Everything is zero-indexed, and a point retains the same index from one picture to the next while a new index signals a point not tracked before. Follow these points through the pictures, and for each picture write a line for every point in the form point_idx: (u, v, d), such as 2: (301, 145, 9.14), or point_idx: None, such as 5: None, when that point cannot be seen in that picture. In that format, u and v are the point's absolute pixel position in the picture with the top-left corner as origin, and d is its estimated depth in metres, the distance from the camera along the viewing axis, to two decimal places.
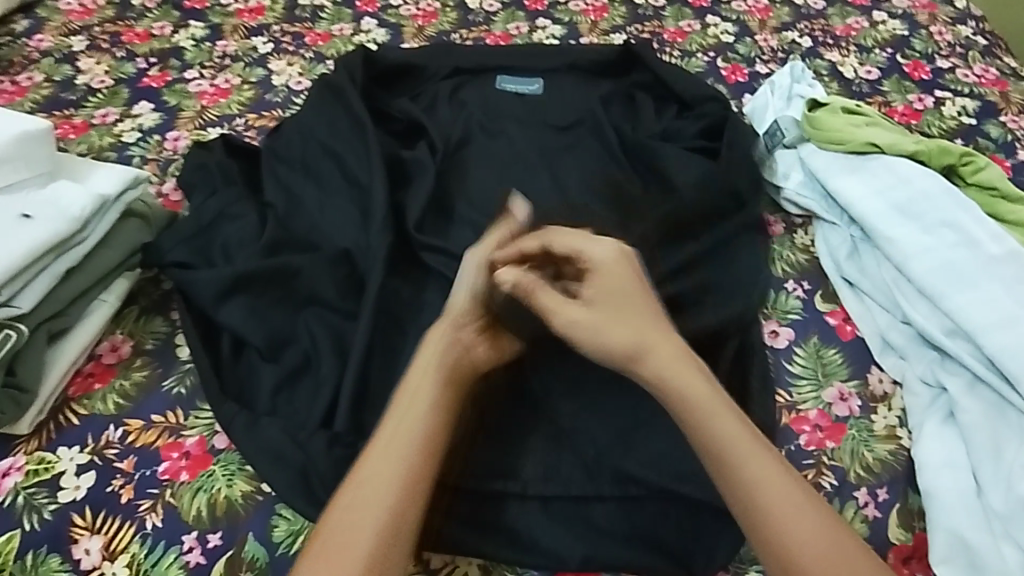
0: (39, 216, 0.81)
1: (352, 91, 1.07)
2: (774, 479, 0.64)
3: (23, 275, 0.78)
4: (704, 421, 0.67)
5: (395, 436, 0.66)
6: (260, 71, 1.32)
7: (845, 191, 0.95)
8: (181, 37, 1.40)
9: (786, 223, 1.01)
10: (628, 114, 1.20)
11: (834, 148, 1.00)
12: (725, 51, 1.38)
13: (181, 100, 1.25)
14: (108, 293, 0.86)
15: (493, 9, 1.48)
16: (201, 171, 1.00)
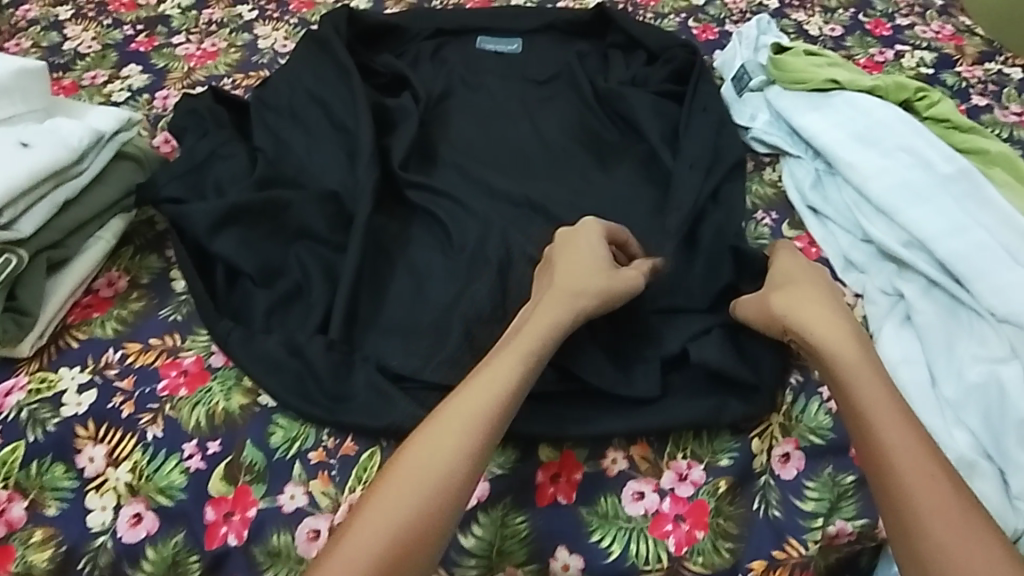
0: (37, 144, 0.85)
1: (337, 42, 1.12)
2: (914, 452, 0.65)
3: (23, 200, 0.82)
4: (848, 387, 0.70)
5: (476, 395, 0.67)
6: (246, 36, 1.36)
7: (810, 126, 1.01)
8: (167, 5, 1.43)
9: (755, 161, 1.05)
10: (604, 68, 1.24)
11: (798, 87, 1.06)
12: (697, 12, 1.43)
13: (168, 62, 1.29)
14: (104, 230, 0.90)
15: None
16: (191, 117, 1.04)
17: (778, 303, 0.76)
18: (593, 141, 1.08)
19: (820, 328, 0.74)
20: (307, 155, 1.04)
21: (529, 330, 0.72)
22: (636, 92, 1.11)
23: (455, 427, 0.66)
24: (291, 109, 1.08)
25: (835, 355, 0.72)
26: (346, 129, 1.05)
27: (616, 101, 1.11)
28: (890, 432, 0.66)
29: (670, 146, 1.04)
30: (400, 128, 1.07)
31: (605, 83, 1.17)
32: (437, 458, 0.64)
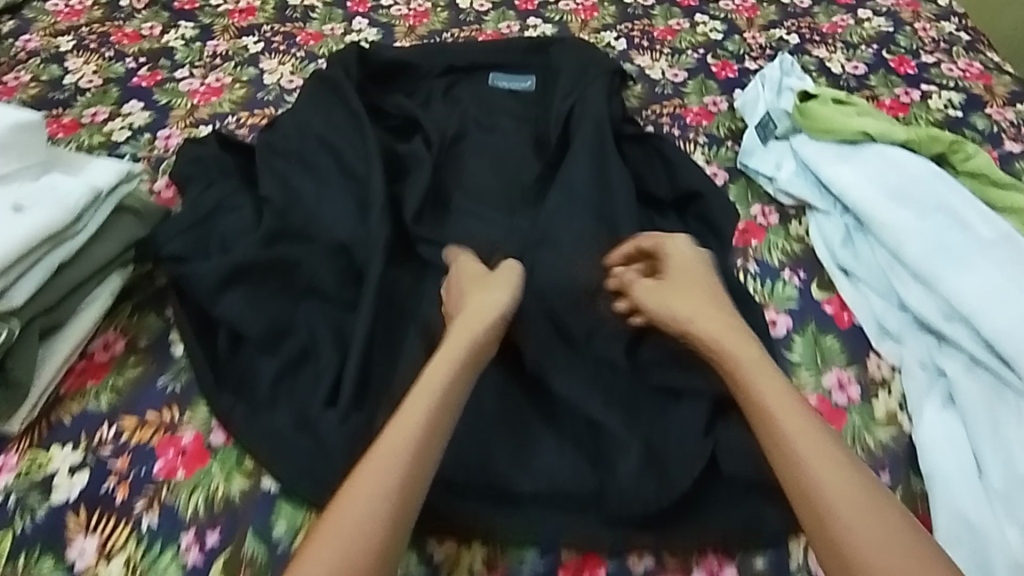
0: (31, 207, 0.80)
1: (347, 84, 1.08)
2: (836, 469, 0.64)
3: (16, 269, 0.77)
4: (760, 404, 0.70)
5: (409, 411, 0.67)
6: (252, 70, 1.32)
7: (838, 179, 0.96)
8: (170, 37, 1.40)
9: (780, 213, 1.01)
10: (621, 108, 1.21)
11: (826, 137, 1.02)
12: (714, 48, 1.40)
13: (172, 98, 1.25)
14: (101, 288, 0.86)
15: (484, 10, 1.51)
16: (196, 165, 1.00)
17: (683, 309, 0.79)
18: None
19: (731, 341, 0.75)
20: (315, 202, 0.99)
21: (449, 356, 0.73)
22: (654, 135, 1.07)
23: (380, 457, 0.64)
24: (297, 152, 1.04)
25: (752, 380, 0.71)
26: (354, 176, 1.01)
27: (637, 141, 1.06)
28: (819, 459, 0.65)
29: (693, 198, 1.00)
30: (412, 175, 1.03)
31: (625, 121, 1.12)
32: (373, 484, 0.62)
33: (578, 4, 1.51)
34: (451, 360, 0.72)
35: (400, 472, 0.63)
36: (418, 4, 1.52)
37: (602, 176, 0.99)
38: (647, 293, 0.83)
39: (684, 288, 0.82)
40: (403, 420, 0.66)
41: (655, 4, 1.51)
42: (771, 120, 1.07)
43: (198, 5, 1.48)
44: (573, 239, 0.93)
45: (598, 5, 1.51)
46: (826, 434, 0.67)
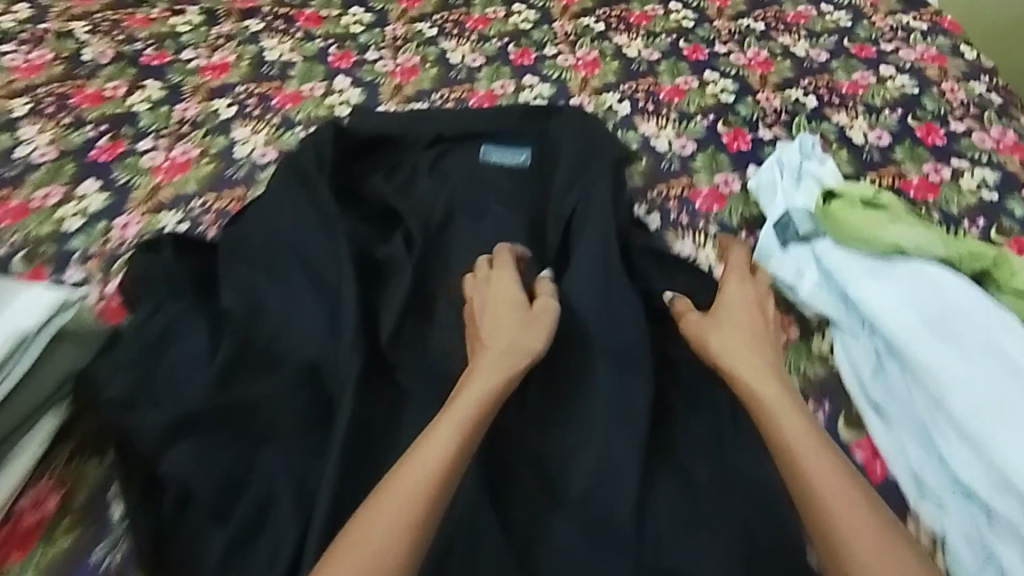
0: None
1: (319, 177, 0.98)
2: (845, 495, 0.67)
3: None
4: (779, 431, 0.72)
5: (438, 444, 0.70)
6: (222, 139, 1.22)
7: (870, 299, 0.86)
8: (136, 99, 1.29)
9: (802, 325, 0.91)
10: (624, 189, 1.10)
11: (855, 246, 0.91)
12: (725, 112, 1.31)
13: (134, 176, 1.15)
14: (29, 439, 0.75)
15: (477, 65, 1.40)
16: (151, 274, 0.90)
17: (717, 338, 0.81)
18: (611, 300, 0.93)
19: (757, 373, 0.77)
20: (282, 314, 0.89)
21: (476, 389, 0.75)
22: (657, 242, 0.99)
23: (397, 483, 0.67)
24: (265, 255, 0.94)
25: (772, 411, 0.74)
26: (324, 287, 0.91)
27: (640, 250, 0.98)
28: (827, 484, 0.68)
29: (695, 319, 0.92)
30: (388, 282, 0.93)
31: (626, 215, 1.02)
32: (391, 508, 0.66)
33: (578, 59, 1.42)
34: (476, 393, 0.75)
35: (417, 503, 0.66)
36: (407, 58, 1.42)
37: (603, 289, 0.89)
38: (694, 321, 0.84)
39: (730, 317, 0.84)
40: (426, 449, 0.70)
41: (661, 58, 1.44)
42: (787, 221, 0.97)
43: (168, 60, 1.38)
44: (571, 371, 0.84)
45: (600, 60, 1.42)
46: (833, 461, 0.70)
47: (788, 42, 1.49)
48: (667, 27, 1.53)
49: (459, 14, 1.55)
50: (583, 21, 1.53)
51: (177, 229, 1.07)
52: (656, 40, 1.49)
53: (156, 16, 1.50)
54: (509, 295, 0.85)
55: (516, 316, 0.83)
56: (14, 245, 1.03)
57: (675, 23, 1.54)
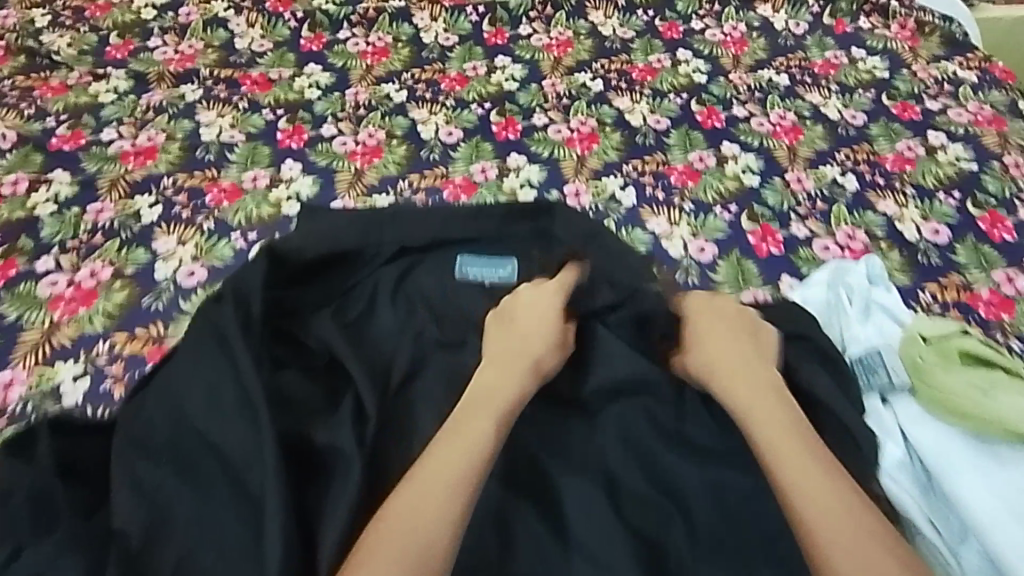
0: None
1: (242, 341, 0.77)
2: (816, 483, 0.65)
3: None
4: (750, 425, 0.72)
5: (464, 441, 0.69)
6: (142, 253, 1.01)
7: (974, 505, 0.69)
8: (40, 196, 1.07)
9: None
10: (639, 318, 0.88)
11: (956, 421, 0.75)
12: (749, 200, 1.09)
13: (27, 310, 0.93)
14: None
15: (453, 141, 1.19)
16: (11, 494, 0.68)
17: (706, 352, 0.80)
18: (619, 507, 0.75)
19: (736, 377, 0.77)
20: (194, 543, 0.68)
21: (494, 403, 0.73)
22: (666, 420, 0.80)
23: (422, 494, 0.64)
24: (174, 454, 0.73)
25: (747, 408, 0.73)
26: (247, 498, 0.70)
27: (652, 425, 0.79)
28: (791, 468, 0.66)
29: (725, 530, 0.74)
30: (332, 487, 0.73)
31: (637, 372, 0.81)
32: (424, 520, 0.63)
33: (572, 131, 1.20)
34: (490, 413, 0.72)
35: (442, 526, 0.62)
36: (369, 133, 1.20)
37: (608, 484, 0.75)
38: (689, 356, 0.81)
39: (732, 326, 0.82)
40: (443, 459, 0.67)
41: (670, 126, 1.22)
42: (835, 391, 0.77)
43: (84, 142, 1.17)
44: None
45: (599, 131, 1.20)
46: (805, 445, 0.68)
47: (818, 100, 1.27)
48: (675, 83, 1.31)
49: (433, 71, 1.33)
50: (578, 78, 1.31)
51: (74, 390, 0.86)
52: (663, 101, 1.27)
53: (74, 81, 1.28)
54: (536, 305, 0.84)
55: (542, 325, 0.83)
56: None
57: (684, 78, 1.32)
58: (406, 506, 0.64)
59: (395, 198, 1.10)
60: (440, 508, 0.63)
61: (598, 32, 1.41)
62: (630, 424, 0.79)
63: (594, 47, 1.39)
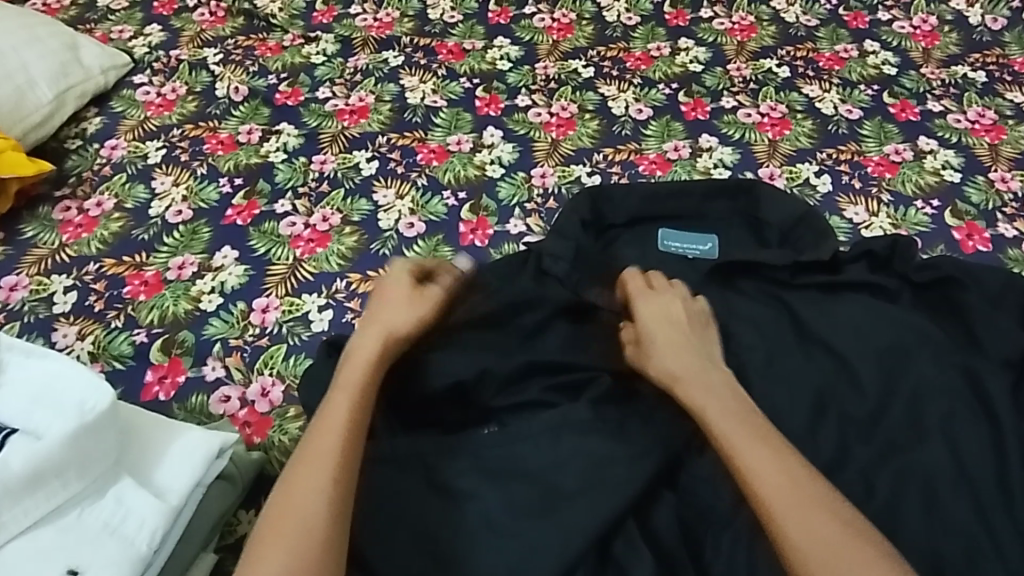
0: (95, 563, 0.58)
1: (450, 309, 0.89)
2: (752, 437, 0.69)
3: None
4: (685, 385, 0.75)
5: (332, 417, 0.72)
6: (364, 203, 1.10)
7: None
8: (271, 146, 1.18)
9: None
10: (855, 299, 0.89)
11: None
12: (952, 196, 1.08)
13: (271, 246, 1.04)
14: None
15: (644, 118, 1.22)
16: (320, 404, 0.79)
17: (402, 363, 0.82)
18: (845, 481, 0.78)
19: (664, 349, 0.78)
20: (470, 480, 0.76)
21: (344, 385, 0.75)
22: (894, 401, 0.82)
23: (295, 496, 0.66)
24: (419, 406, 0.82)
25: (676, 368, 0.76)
26: None
27: (875, 404, 0.82)
28: (763, 474, 0.67)
29: (974, 520, 0.74)
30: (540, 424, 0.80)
31: (857, 354, 0.85)
32: (295, 512, 0.65)
33: (763, 115, 1.22)
34: (348, 387, 0.74)
35: (321, 495, 0.66)
36: (562, 106, 1.24)
37: (838, 451, 0.79)
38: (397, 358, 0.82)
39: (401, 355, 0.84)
40: (316, 438, 0.70)
41: (863, 117, 1.21)
42: None
43: (302, 98, 1.26)
44: None
45: (791, 117, 1.21)
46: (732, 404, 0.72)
47: (1020, 100, 1.23)
48: (865, 74, 1.28)
49: (618, 49, 1.34)
50: (763, 63, 1.31)
51: (323, 320, 0.95)
52: (853, 91, 1.25)
53: (288, 43, 1.35)
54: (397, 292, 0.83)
55: (390, 310, 0.81)
56: (150, 326, 0.95)
57: (874, 69, 1.29)
58: (292, 485, 0.67)
59: (592, 169, 1.15)
60: (317, 475, 0.67)
61: (781, 19, 1.38)
62: (850, 408, 0.82)
63: (778, 33, 1.36)
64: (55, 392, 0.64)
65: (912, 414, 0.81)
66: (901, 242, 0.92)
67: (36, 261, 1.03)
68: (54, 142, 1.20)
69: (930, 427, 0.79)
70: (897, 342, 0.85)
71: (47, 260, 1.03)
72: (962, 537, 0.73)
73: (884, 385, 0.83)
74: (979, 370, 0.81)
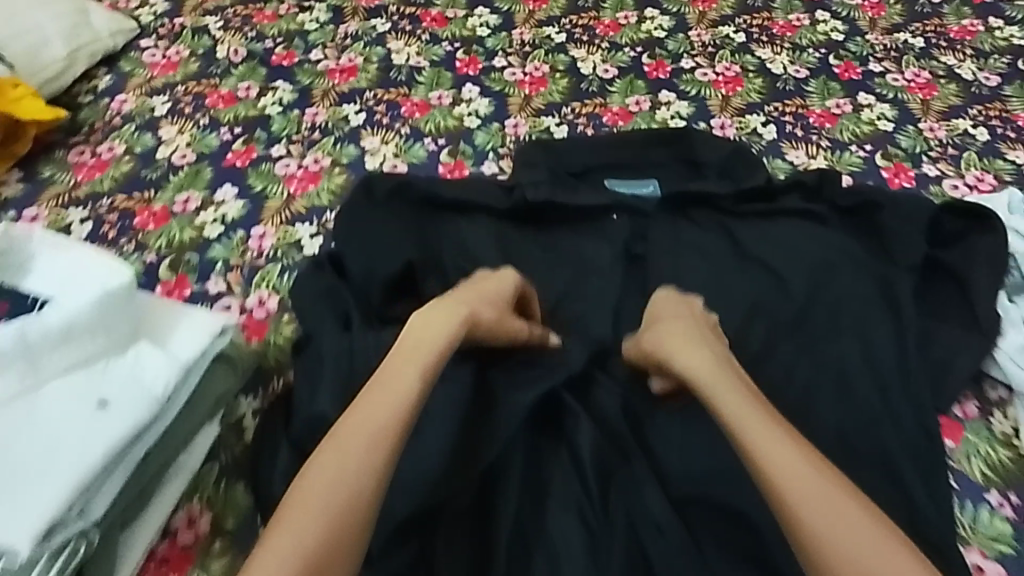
0: (118, 402, 0.68)
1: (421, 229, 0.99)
2: (775, 443, 0.70)
3: (105, 472, 0.67)
4: (712, 393, 0.76)
5: (383, 398, 0.73)
6: (352, 149, 1.21)
7: None
8: (267, 101, 1.29)
9: (980, 402, 0.86)
10: (787, 222, 1.00)
11: None
12: (884, 143, 1.20)
13: (267, 184, 1.14)
14: (188, 457, 0.78)
15: (609, 76, 1.34)
16: (310, 307, 0.91)
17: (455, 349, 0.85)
18: (771, 370, 0.88)
19: (684, 353, 0.80)
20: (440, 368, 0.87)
21: (404, 376, 0.75)
22: (817, 305, 0.92)
23: (324, 476, 0.68)
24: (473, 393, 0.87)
25: (704, 375, 0.77)
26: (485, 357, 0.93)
27: (800, 308, 0.92)
28: (778, 463, 0.68)
29: (878, 399, 0.84)
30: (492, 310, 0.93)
31: (785, 267, 0.96)
32: (327, 491, 0.67)
33: (718, 74, 1.33)
34: (410, 371, 0.75)
35: (356, 479, 0.68)
36: (535, 66, 1.35)
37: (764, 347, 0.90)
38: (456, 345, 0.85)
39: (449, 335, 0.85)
40: (366, 417, 0.72)
41: (810, 76, 1.33)
42: (975, 288, 0.89)
43: (296, 60, 1.37)
44: None
45: (743, 76, 1.33)
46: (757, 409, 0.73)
47: (952, 62, 1.35)
48: (814, 40, 1.40)
49: (589, 18, 1.45)
50: (721, 30, 1.42)
51: (312, 245, 1.06)
52: (802, 54, 1.37)
53: (284, 12, 1.46)
54: (494, 282, 0.88)
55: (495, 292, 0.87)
56: (157, 252, 1.06)
57: (823, 36, 1.41)
58: (323, 466, 0.69)
59: (560, 121, 1.26)
60: (351, 459, 0.69)
61: None
62: (777, 312, 0.93)
63: (737, 3, 1.48)
64: (81, 272, 0.75)
65: (832, 315, 0.91)
66: (828, 175, 1.03)
67: (53, 197, 1.14)
68: (67, 97, 1.31)
69: (845, 325, 0.90)
70: (821, 256, 0.95)
71: (64, 196, 1.14)
72: (868, 413, 0.83)
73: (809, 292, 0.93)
74: (890, 277, 0.92)
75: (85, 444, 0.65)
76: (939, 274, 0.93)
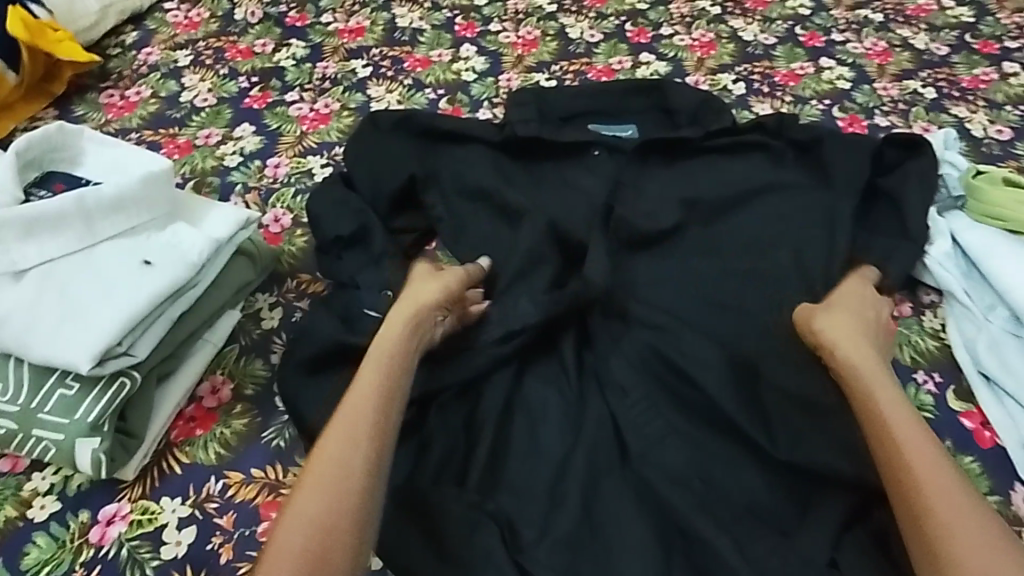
0: (159, 262, 0.82)
1: (421, 155, 1.11)
2: (911, 428, 0.71)
3: (146, 320, 0.80)
4: (856, 374, 0.78)
5: (372, 368, 0.78)
6: (359, 96, 1.32)
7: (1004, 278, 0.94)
8: (282, 55, 1.41)
9: (914, 303, 0.99)
10: (748, 155, 1.12)
11: (993, 224, 1.00)
12: (841, 99, 1.33)
13: (282, 123, 1.26)
14: (214, 332, 0.89)
15: (595, 40, 1.46)
16: (319, 215, 1.02)
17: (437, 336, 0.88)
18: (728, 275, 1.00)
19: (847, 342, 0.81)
20: None
21: (383, 342, 0.81)
22: (771, 222, 1.04)
23: (338, 439, 0.71)
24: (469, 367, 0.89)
25: (858, 360, 0.79)
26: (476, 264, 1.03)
27: (757, 225, 1.04)
28: (910, 442, 0.70)
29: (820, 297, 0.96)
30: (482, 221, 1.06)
31: (744, 191, 1.08)
32: (336, 455, 0.69)
33: (694, 40, 1.46)
34: (389, 346, 0.80)
35: (364, 440, 0.71)
36: (528, 31, 1.48)
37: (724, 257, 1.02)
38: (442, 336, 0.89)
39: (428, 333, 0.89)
40: (360, 388, 0.75)
41: (778, 43, 1.45)
42: (908, 207, 1.01)
43: (308, 21, 1.49)
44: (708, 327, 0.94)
45: (717, 42, 1.45)
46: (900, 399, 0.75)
47: (908, 33, 1.47)
48: (784, 13, 1.52)
49: None
50: (700, 3, 1.55)
51: (322, 172, 1.17)
52: (772, 24, 1.50)
53: None
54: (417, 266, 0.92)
55: (419, 284, 0.89)
56: (182, 176, 1.17)
57: (791, 11, 1.53)
58: (333, 432, 0.72)
59: (550, 77, 1.38)
60: (360, 423, 0.72)
61: None
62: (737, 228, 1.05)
63: None
64: (126, 162, 0.89)
65: (784, 230, 1.03)
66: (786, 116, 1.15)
67: None
68: (98, 49, 1.42)
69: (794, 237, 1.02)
70: (776, 182, 1.07)
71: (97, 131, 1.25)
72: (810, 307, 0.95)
73: (765, 212, 1.05)
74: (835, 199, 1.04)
75: (132, 287, 0.79)
76: (879, 198, 1.06)
